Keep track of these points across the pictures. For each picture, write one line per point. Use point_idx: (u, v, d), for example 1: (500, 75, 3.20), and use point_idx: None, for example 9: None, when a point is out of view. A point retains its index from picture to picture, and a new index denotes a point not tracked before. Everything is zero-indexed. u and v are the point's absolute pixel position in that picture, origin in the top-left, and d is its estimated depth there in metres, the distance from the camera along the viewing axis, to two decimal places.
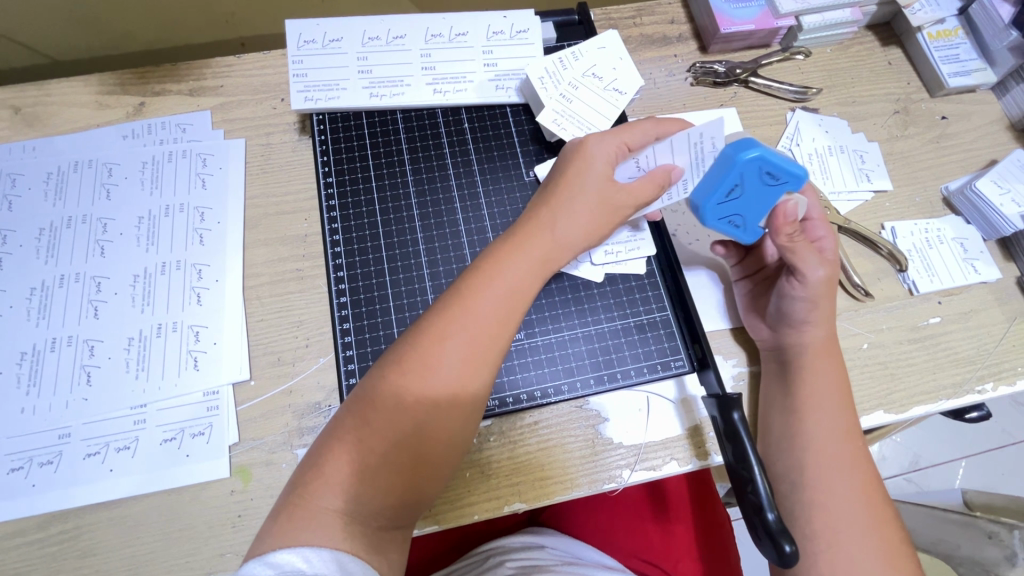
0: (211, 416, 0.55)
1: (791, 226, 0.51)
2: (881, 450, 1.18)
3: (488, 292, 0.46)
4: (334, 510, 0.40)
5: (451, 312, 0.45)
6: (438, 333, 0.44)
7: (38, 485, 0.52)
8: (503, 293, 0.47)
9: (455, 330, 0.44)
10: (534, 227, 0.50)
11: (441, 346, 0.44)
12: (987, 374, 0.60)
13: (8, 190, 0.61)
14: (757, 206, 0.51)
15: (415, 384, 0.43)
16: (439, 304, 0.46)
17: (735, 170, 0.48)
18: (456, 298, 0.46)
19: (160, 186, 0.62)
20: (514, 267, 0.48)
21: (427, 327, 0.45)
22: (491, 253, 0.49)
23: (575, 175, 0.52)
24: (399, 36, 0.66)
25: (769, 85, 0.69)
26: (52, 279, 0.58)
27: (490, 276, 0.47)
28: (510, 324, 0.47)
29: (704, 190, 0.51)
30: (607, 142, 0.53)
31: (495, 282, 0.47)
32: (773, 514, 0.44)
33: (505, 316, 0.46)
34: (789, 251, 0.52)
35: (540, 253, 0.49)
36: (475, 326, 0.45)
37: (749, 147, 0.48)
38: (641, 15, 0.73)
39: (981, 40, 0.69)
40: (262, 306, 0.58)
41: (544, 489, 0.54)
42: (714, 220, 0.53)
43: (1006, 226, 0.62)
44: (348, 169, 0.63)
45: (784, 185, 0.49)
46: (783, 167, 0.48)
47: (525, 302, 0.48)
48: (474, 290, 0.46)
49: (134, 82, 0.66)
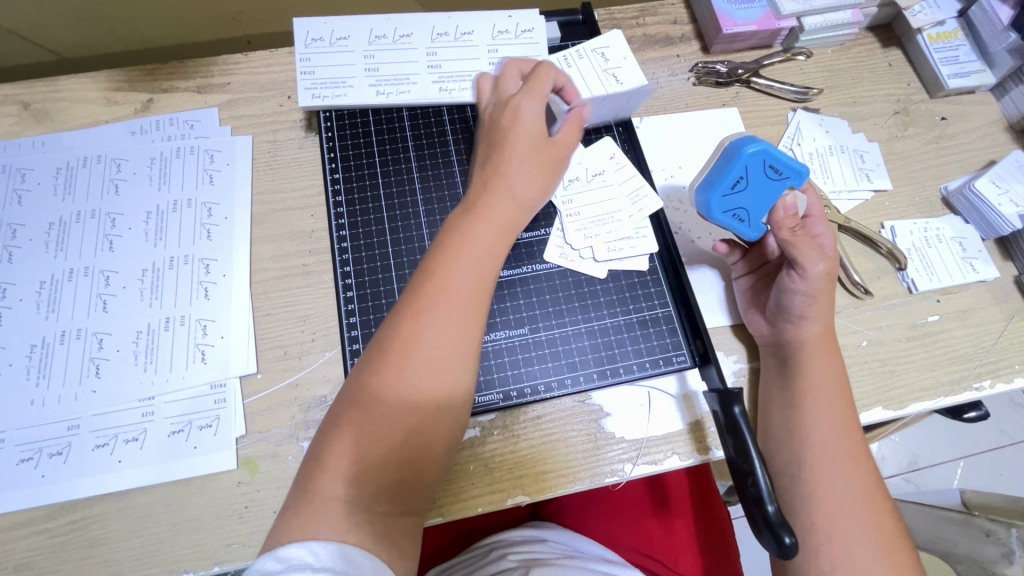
0: (218, 409, 0.55)
1: (792, 219, 0.52)
2: (881, 450, 1.19)
3: (458, 266, 0.47)
4: (337, 499, 0.41)
5: (428, 289, 0.46)
6: (415, 312, 0.45)
7: (47, 476, 0.53)
8: (474, 264, 0.47)
9: (431, 307, 0.45)
10: (490, 191, 0.50)
11: (419, 323, 0.44)
12: (985, 371, 0.61)
13: (17, 185, 0.61)
14: (761, 200, 0.53)
15: (398, 364, 0.43)
16: (412, 285, 0.47)
17: (740, 162, 0.51)
18: (428, 275, 0.46)
19: (168, 181, 0.63)
20: (480, 237, 0.48)
21: (405, 307, 0.45)
22: (454, 225, 0.49)
23: (514, 138, 0.51)
24: (405, 34, 0.67)
25: (771, 84, 0.70)
26: (61, 273, 0.59)
27: (459, 248, 0.47)
28: (485, 291, 0.47)
29: (709, 184, 0.54)
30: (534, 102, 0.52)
31: (464, 252, 0.47)
32: (772, 506, 0.45)
33: (480, 285, 0.47)
34: (792, 244, 0.52)
35: (502, 218, 0.49)
36: (451, 301, 0.45)
37: (752, 142, 0.51)
38: (645, 15, 0.73)
39: (980, 42, 0.70)
40: (269, 301, 0.59)
41: (546, 483, 0.55)
42: (719, 214, 0.55)
43: (1005, 225, 0.63)
44: (354, 166, 0.64)
45: (787, 180, 0.52)
46: (785, 161, 0.51)
47: (497, 269, 0.49)
48: (445, 264, 0.47)
49: (143, 79, 0.66)
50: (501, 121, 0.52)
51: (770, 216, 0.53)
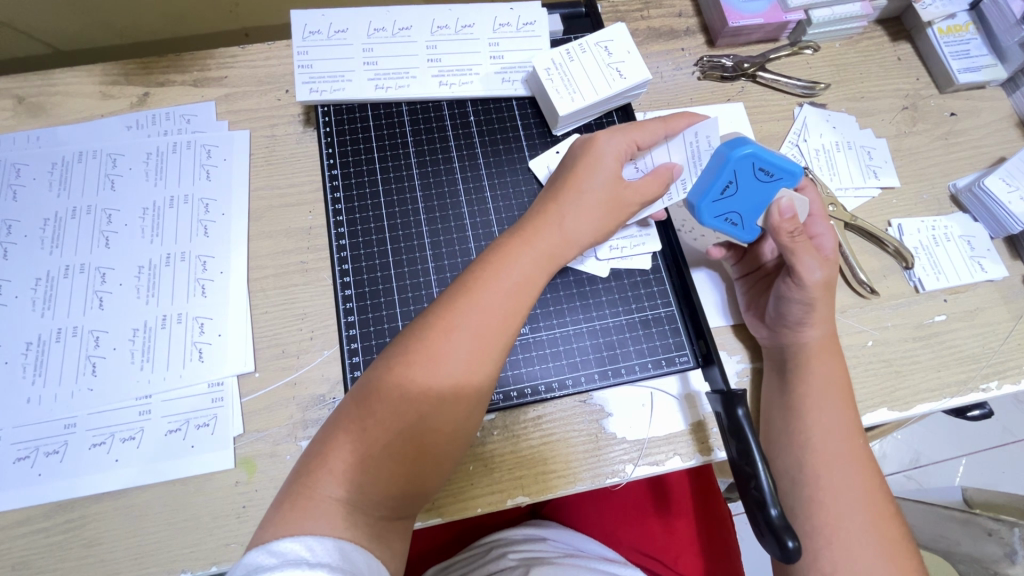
0: (216, 408, 0.55)
1: (791, 224, 0.50)
2: (882, 448, 1.19)
3: (495, 285, 0.47)
4: (337, 498, 0.40)
5: (459, 303, 0.45)
6: (445, 327, 0.44)
7: (44, 475, 0.52)
8: (511, 287, 0.47)
9: (462, 320, 0.45)
10: (543, 221, 0.51)
11: (448, 336, 0.44)
12: (991, 372, 0.60)
13: (12, 180, 0.61)
14: (753, 202, 0.52)
15: (422, 376, 0.43)
16: (443, 298, 0.47)
17: (728, 167, 0.50)
18: (462, 290, 0.46)
19: (165, 177, 0.62)
20: (519, 260, 0.48)
21: (434, 319, 0.45)
22: (498, 247, 0.50)
23: (586, 176, 0.52)
24: (405, 27, 0.65)
25: (777, 79, 0.69)
26: (57, 270, 0.58)
27: (499, 267, 0.47)
28: (517, 317, 0.47)
29: (700, 188, 0.53)
30: (617, 140, 0.52)
31: (504, 276, 0.47)
32: (776, 510, 0.44)
33: (512, 310, 0.47)
34: (790, 251, 0.51)
35: (549, 249, 0.50)
36: (485, 320, 0.45)
37: (741, 144, 0.49)
38: (649, 7, 0.72)
39: (992, 36, 0.69)
40: (266, 298, 0.58)
41: (548, 483, 0.54)
42: (710, 220, 0.54)
43: (1014, 223, 0.62)
44: (353, 162, 0.63)
45: (779, 180, 0.51)
46: (775, 162, 0.49)
47: (531, 296, 0.48)
48: (482, 282, 0.47)
49: (138, 73, 0.65)
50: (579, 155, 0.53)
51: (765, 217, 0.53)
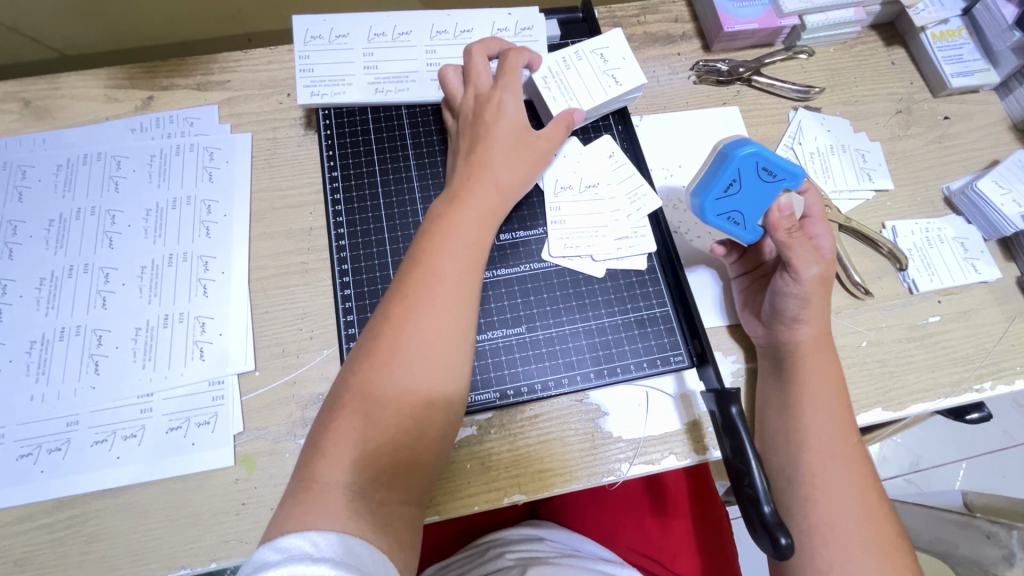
0: (216, 406, 0.55)
1: (787, 221, 0.52)
2: (881, 451, 1.19)
3: (448, 245, 0.50)
4: (338, 484, 0.41)
5: (416, 271, 0.48)
6: (406, 292, 0.47)
7: (46, 472, 0.53)
8: (464, 246, 0.50)
9: (422, 284, 0.47)
10: (475, 178, 0.54)
11: (409, 302, 0.46)
12: (985, 373, 0.60)
13: (19, 182, 0.62)
14: (755, 202, 0.54)
15: (393, 343, 0.45)
16: (402, 272, 0.49)
17: (732, 165, 0.52)
18: (416, 261, 0.49)
19: (168, 178, 0.63)
20: (466, 222, 0.51)
21: (395, 290, 0.48)
22: (441, 213, 0.52)
23: (506, 131, 0.55)
24: (404, 32, 0.67)
25: (772, 84, 0.70)
26: (61, 270, 0.59)
27: (447, 228, 0.50)
28: (474, 271, 0.50)
29: (704, 187, 0.54)
30: (510, 97, 0.57)
31: (454, 236, 0.50)
32: (769, 506, 0.44)
33: (469, 265, 0.50)
34: (786, 246, 0.52)
35: (487, 203, 0.53)
36: (438, 281, 0.48)
37: (744, 144, 0.51)
38: (646, 13, 0.73)
39: (984, 41, 0.70)
40: (267, 298, 0.59)
41: (545, 481, 0.55)
42: (712, 216, 0.55)
43: (1007, 225, 0.63)
44: (353, 165, 0.64)
45: (782, 181, 0.52)
46: (779, 163, 0.51)
47: (483, 254, 0.51)
48: (436, 248, 0.49)
49: (143, 77, 0.66)
50: (490, 114, 0.56)
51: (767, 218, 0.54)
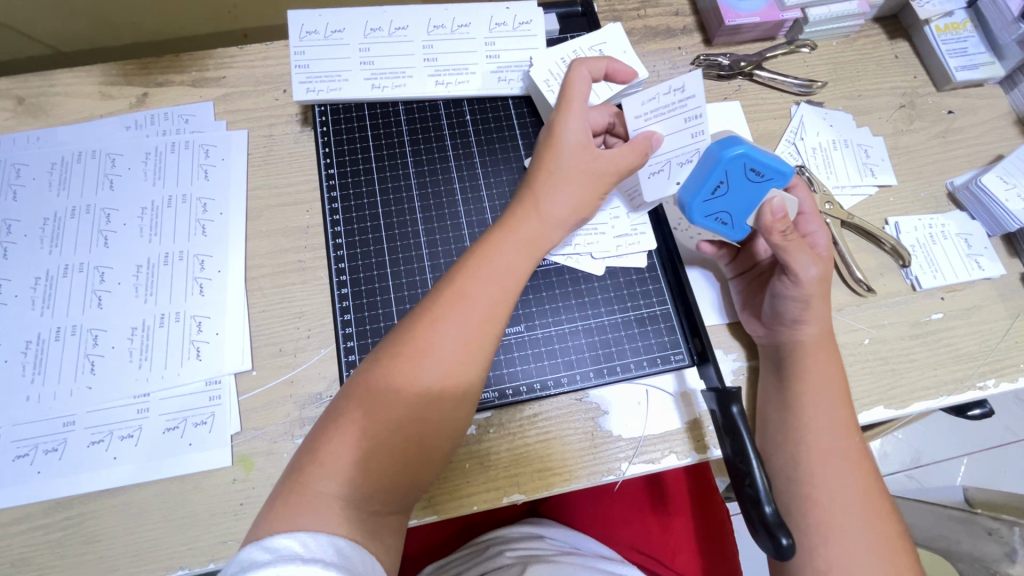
0: (213, 406, 0.55)
1: (782, 224, 0.50)
2: (882, 447, 1.19)
3: (482, 274, 0.47)
4: (332, 494, 0.40)
5: (445, 296, 0.46)
6: (432, 318, 0.45)
7: (43, 472, 0.53)
8: (499, 277, 0.48)
9: (449, 312, 0.45)
10: (523, 208, 0.51)
11: (436, 328, 0.45)
12: (989, 370, 0.60)
13: (12, 180, 0.61)
14: (745, 203, 0.53)
15: (409, 370, 0.43)
16: (432, 290, 0.47)
17: (720, 167, 0.50)
18: (450, 281, 0.47)
19: (163, 177, 0.62)
20: (502, 249, 0.49)
21: (425, 311, 0.46)
22: (484, 238, 0.50)
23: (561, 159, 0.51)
24: (401, 27, 0.66)
25: (774, 77, 0.69)
26: (56, 269, 0.58)
27: (482, 257, 0.48)
28: (503, 304, 0.47)
29: (691, 187, 0.53)
30: (572, 121, 0.52)
31: (488, 264, 0.48)
32: (771, 507, 0.44)
33: (501, 297, 0.47)
34: (783, 249, 0.50)
35: (530, 233, 0.50)
36: (468, 313, 0.46)
37: (734, 144, 0.50)
38: (646, 6, 0.72)
39: (989, 33, 0.69)
40: (264, 297, 0.59)
41: (545, 481, 0.54)
42: (701, 218, 0.54)
43: (1011, 221, 0.62)
44: (350, 162, 0.63)
45: (770, 181, 0.51)
46: (765, 163, 0.50)
47: (518, 284, 0.49)
48: (468, 273, 0.47)
49: (137, 73, 0.66)
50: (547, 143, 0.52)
51: (756, 217, 0.53)
